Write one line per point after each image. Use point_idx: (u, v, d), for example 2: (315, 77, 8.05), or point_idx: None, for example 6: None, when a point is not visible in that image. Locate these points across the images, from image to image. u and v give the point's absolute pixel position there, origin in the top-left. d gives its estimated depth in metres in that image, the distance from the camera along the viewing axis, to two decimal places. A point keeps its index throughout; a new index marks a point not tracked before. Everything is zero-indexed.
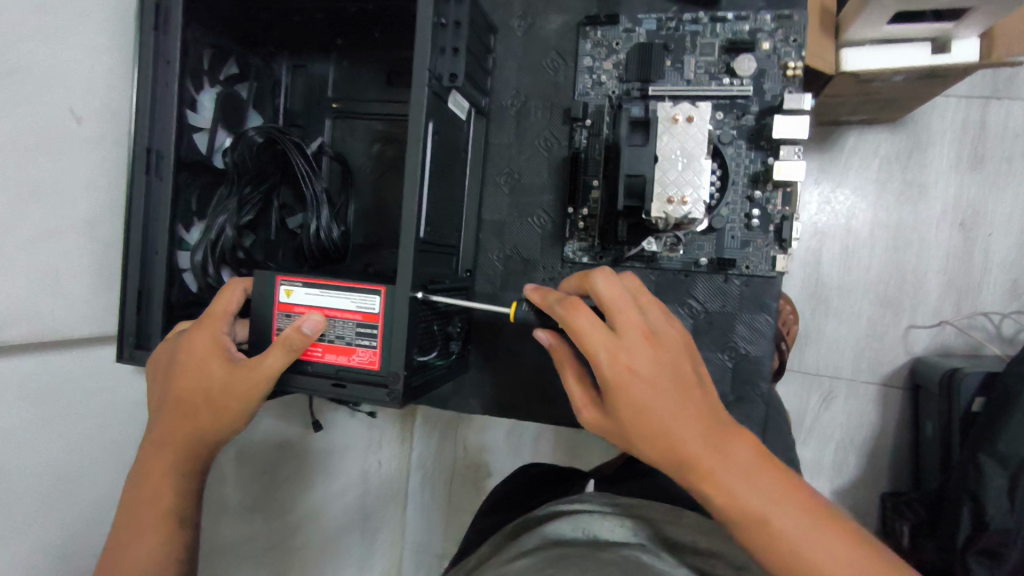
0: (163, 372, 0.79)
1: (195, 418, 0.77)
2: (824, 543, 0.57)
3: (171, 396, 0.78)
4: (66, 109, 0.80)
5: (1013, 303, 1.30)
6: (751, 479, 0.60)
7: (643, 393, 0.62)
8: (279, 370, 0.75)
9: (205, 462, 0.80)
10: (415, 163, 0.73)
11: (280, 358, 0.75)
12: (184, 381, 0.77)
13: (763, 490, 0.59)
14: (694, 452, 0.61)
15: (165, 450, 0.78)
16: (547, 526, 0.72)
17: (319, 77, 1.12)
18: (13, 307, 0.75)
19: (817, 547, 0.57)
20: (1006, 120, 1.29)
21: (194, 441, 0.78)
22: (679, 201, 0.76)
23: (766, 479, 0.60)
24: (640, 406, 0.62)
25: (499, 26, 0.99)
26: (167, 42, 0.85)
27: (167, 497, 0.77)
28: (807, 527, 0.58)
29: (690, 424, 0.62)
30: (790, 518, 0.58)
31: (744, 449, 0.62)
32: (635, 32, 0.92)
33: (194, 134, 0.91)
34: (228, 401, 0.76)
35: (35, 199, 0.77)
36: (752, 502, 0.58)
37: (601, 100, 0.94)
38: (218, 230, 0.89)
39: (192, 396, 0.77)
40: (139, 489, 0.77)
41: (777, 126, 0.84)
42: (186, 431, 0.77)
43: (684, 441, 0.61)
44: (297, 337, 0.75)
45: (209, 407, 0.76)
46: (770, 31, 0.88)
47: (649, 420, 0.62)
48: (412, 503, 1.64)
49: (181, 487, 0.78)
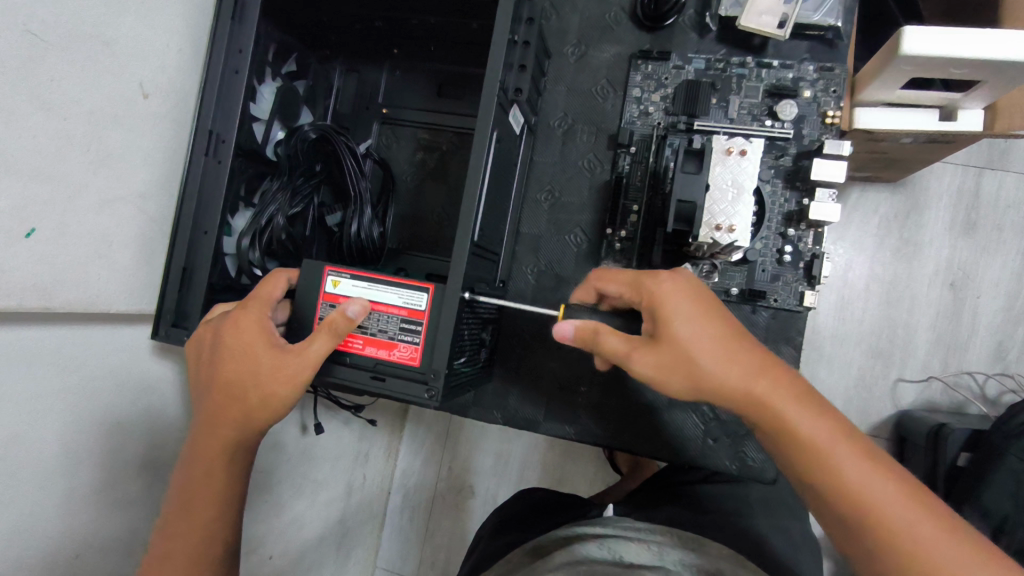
0: (209, 351, 0.80)
1: (242, 399, 0.78)
2: (888, 489, 0.62)
3: (218, 376, 0.79)
4: (137, 84, 0.83)
5: (997, 365, 1.35)
6: (822, 427, 0.65)
7: (700, 327, 0.69)
8: (325, 354, 0.76)
9: (251, 444, 0.80)
10: (478, 167, 0.76)
11: (325, 343, 0.75)
12: (232, 361, 0.78)
13: (828, 431, 0.65)
14: (751, 385, 0.68)
15: (210, 431, 0.79)
16: (575, 545, 0.72)
17: (372, 80, 1.18)
18: (67, 270, 0.76)
19: (874, 484, 0.62)
20: (999, 189, 1.37)
21: (240, 425, 0.78)
22: (727, 229, 0.83)
23: (834, 428, 0.66)
24: (698, 338, 0.69)
25: (552, 52, 1.06)
26: (242, 33, 0.91)
27: (217, 474, 0.78)
28: (868, 469, 0.63)
29: (744, 359, 0.69)
30: (850, 459, 0.63)
31: (812, 398, 0.68)
32: (684, 69, 1.00)
33: (254, 124, 0.97)
34: (275, 383, 0.76)
35: (100, 166, 0.79)
36: (818, 438, 0.65)
37: (647, 130, 1.00)
38: (268, 218, 0.93)
39: (240, 376, 0.77)
40: (187, 467, 0.78)
41: (816, 168, 0.89)
42: (232, 415, 0.79)
43: (739, 372, 0.68)
44: (342, 321, 0.75)
45: (256, 388, 0.77)
46: (812, 80, 0.97)
47: (705, 353, 0.68)
48: (389, 525, 1.58)
49: (225, 468, 0.79)
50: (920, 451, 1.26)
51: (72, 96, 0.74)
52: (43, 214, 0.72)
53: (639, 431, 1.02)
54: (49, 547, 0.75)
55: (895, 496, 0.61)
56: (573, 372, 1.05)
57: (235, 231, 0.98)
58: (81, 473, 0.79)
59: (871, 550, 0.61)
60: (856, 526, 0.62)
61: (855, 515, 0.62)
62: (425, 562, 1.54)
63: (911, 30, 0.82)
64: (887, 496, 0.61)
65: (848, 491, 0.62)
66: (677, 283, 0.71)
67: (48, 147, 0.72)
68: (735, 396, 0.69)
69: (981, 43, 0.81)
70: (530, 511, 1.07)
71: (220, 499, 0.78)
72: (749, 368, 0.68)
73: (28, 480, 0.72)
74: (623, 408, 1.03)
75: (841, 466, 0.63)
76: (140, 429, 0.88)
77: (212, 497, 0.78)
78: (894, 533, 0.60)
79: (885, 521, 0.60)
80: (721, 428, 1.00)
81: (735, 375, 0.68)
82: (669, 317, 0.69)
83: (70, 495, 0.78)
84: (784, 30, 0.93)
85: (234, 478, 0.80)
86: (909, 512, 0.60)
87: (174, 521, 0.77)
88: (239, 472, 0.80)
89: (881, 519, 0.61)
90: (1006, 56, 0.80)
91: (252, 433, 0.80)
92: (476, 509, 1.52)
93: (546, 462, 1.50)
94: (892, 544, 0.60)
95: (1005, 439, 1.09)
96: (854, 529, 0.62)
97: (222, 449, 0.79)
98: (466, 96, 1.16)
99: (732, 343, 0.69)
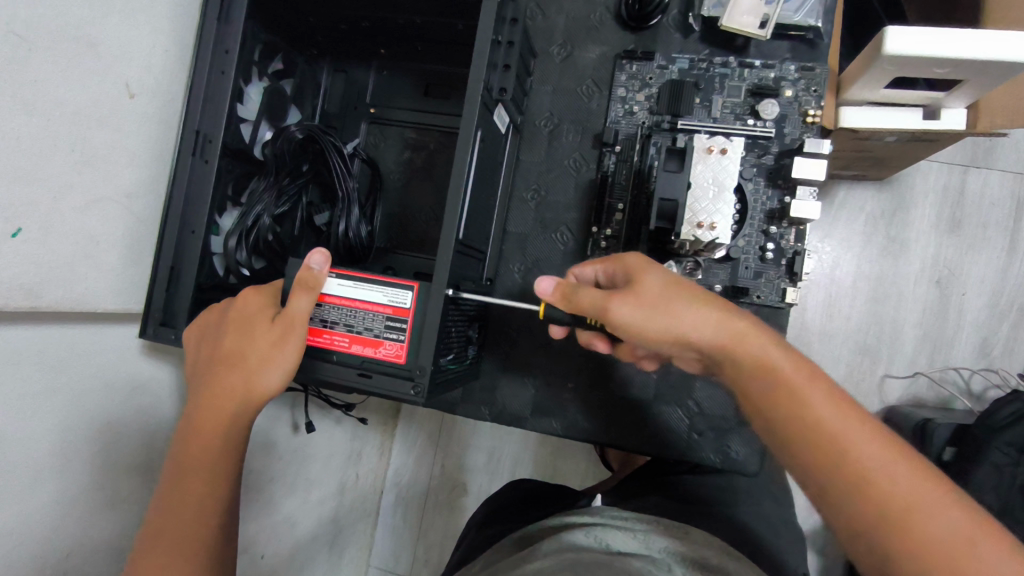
0: (212, 327, 0.83)
1: (237, 379, 0.79)
2: (861, 433, 0.61)
3: (214, 357, 0.80)
4: (123, 84, 0.83)
5: (981, 361, 1.37)
6: (799, 371, 0.66)
7: (671, 279, 0.69)
8: (305, 314, 0.77)
9: (243, 431, 0.81)
10: (462, 166, 0.77)
11: (303, 301, 0.76)
12: (229, 339, 0.80)
13: (815, 386, 0.65)
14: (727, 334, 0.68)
15: (207, 406, 0.79)
16: (561, 534, 0.73)
17: (360, 81, 1.19)
18: (53, 269, 0.76)
19: (861, 437, 0.61)
20: (983, 187, 1.39)
21: (238, 398, 0.79)
22: (708, 226, 0.85)
23: (807, 372, 0.66)
24: (675, 285, 0.69)
25: (540, 52, 1.07)
26: (228, 33, 0.91)
27: (207, 459, 0.78)
28: (855, 425, 0.62)
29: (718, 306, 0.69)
30: (825, 404, 0.63)
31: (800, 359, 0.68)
32: (668, 69, 1.01)
33: (241, 124, 0.98)
34: (271, 353, 0.77)
35: (86, 166, 0.80)
36: (792, 381, 0.65)
37: (632, 129, 1.01)
38: (254, 217, 0.94)
39: (235, 356, 0.79)
40: (183, 441, 0.79)
41: (796, 166, 0.90)
42: (225, 392, 0.79)
43: (714, 322, 0.68)
44: (309, 276, 0.76)
45: (251, 368, 0.78)
46: (793, 80, 0.97)
47: (678, 298, 0.68)
48: (382, 523, 1.59)
49: (216, 453, 0.79)
50: (906, 445, 1.27)
51: (56, 97, 0.74)
52: (28, 215, 0.72)
53: (625, 428, 1.03)
54: (35, 548, 0.75)
55: (883, 451, 0.60)
56: (561, 368, 1.06)
57: (222, 230, 0.99)
58: (70, 472, 0.79)
59: (853, 507, 0.60)
60: (838, 483, 0.61)
61: (839, 471, 0.61)
62: (418, 560, 1.55)
63: (894, 32, 0.83)
64: (874, 452, 0.60)
65: (833, 445, 0.61)
66: (648, 262, 0.72)
67: (33, 147, 0.72)
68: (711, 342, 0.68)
69: (964, 44, 0.82)
70: (519, 501, 1.08)
71: (210, 484, 0.78)
72: (720, 320, 0.68)
73: (16, 479, 0.72)
74: (609, 405, 1.04)
75: (826, 421, 0.62)
76: (130, 430, 0.88)
77: (207, 472, 0.78)
78: (878, 484, 0.59)
79: (869, 473, 0.59)
80: (706, 422, 1.01)
81: (713, 325, 0.68)
82: (647, 266, 0.71)
83: (59, 494, 0.78)
84: (766, 30, 0.95)
85: (223, 464, 0.80)
86: (894, 466, 0.59)
87: (172, 493, 0.77)
88: (230, 459, 0.80)
89: (867, 473, 0.60)
90: (984, 55, 0.81)
91: (244, 418, 0.80)
92: (468, 506, 1.53)
93: (536, 460, 1.51)
94: (861, 482, 0.60)
95: (990, 433, 1.11)
96: (834, 487, 0.61)
97: (214, 432, 0.79)
98: (453, 96, 1.16)
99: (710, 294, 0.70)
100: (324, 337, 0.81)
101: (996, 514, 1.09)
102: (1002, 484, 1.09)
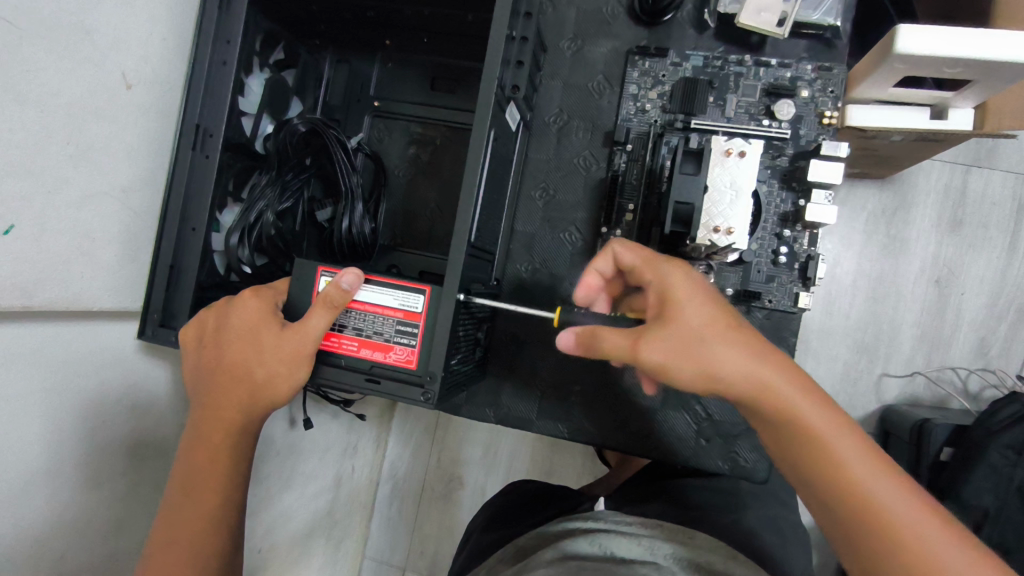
0: (213, 335, 0.80)
1: (249, 384, 0.78)
2: (888, 485, 0.61)
3: (222, 364, 0.79)
4: (121, 76, 0.80)
5: (978, 361, 1.36)
6: (825, 418, 0.64)
7: (707, 309, 0.67)
8: (324, 329, 0.75)
9: (255, 431, 0.81)
10: (475, 165, 0.75)
11: (324, 317, 0.74)
12: (236, 347, 0.78)
13: (849, 446, 0.63)
14: (756, 375, 0.65)
15: (216, 411, 0.79)
16: (564, 542, 0.72)
17: (364, 73, 1.16)
18: (49, 268, 0.74)
19: (888, 492, 0.60)
20: (984, 187, 1.38)
21: (246, 406, 0.79)
22: (725, 231, 0.84)
23: (835, 419, 0.65)
24: (705, 319, 0.67)
25: (550, 46, 1.04)
26: (230, 23, 0.89)
27: (222, 463, 0.78)
28: (891, 489, 0.61)
29: (749, 344, 0.66)
30: (851, 453, 0.62)
31: (828, 403, 0.66)
32: (682, 66, 0.99)
33: (242, 118, 0.95)
34: (283, 365, 0.76)
35: (81, 161, 0.76)
36: (820, 429, 0.63)
37: (643, 127, 0.99)
38: (256, 214, 0.91)
39: (245, 364, 0.78)
40: (187, 457, 0.78)
41: (812, 169, 0.89)
42: (239, 396, 0.79)
43: (736, 364, 0.65)
44: (337, 294, 0.74)
45: (263, 374, 0.77)
46: (809, 80, 0.96)
47: (711, 335, 0.66)
48: (377, 517, 1.57)
49: (229, 455, 0.79)
50: (903, 444, 1.26)
51: (53, 89, 0.71)
52: (21, 211, 0.69)
53: (631, 431, 1.02)
54: (29, 553, 0.72)
55: (914, 508, 0.59)
56: (567, 370, 1.04)
57: (223, 227, 0.96)
58: (63, 476, 0.77)
59: (876, 556, 0.59)
60: (870, 544, 0.60)
61: (873, 533, 0.60)
62: (414, 554, 1.53)
63: (905, 30, 0.81)
64: (903, 508, 0.59)
65: (863, 503, 0.61)
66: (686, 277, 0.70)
67: (28, 142, 0.69)
68: (743, 384, 0.65)
69: (980, 43, 0.80)
70: (520, 504, 1.06)
71: (223, 488, 0.78)
72: (755, 357, 0.66)
73: (8, 485, 0.70)
74: (616, 408, 1.02)
75: (852, 469, 0.61)
76: (126, 428, 0.86)
77: (216, 483, 0.78)
78: (913, 551, 0.58)
79: (899, 531, 0.59)
80: (715, 429, 1.00)
81: (745, 366, 0.65)
82: (682, 296, 0.68)
83: (51, 498, 0.75)
84: (784, 28, 0.93)
85: (237, 465, 0.80)
86: (924, 525, 0.58)
87: (180, 508, 0.76)
88: (241, 459, 0.80)
89: (894, 529, 0.59)
90: (996, 56, 0.79)
91: (255, 420, 0.80)
92: (464, 501, 1.52)
93: (533, 456, 1.49)
94: (895, 539, 0.59)
95: (985, 434, 1.11)
96: (868, 549, 0.60)
97: (227, 436, 0.79)
98: (459, 90, 1.14)
99: (742, 333, 0.67)
100: (332, 339, 0.79)
101: (992, 515, 1.09)
102: (999, 484, 1.08)
